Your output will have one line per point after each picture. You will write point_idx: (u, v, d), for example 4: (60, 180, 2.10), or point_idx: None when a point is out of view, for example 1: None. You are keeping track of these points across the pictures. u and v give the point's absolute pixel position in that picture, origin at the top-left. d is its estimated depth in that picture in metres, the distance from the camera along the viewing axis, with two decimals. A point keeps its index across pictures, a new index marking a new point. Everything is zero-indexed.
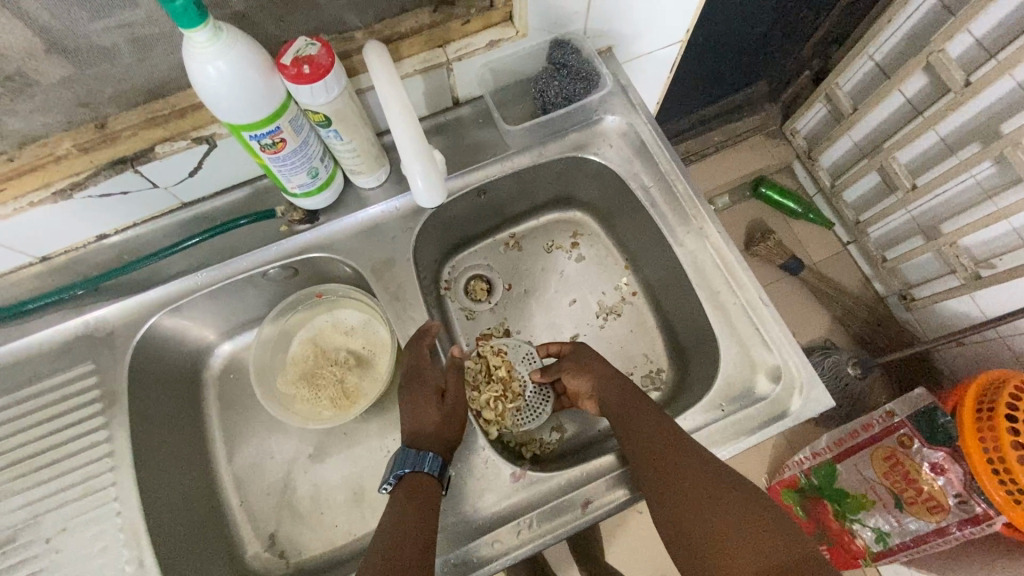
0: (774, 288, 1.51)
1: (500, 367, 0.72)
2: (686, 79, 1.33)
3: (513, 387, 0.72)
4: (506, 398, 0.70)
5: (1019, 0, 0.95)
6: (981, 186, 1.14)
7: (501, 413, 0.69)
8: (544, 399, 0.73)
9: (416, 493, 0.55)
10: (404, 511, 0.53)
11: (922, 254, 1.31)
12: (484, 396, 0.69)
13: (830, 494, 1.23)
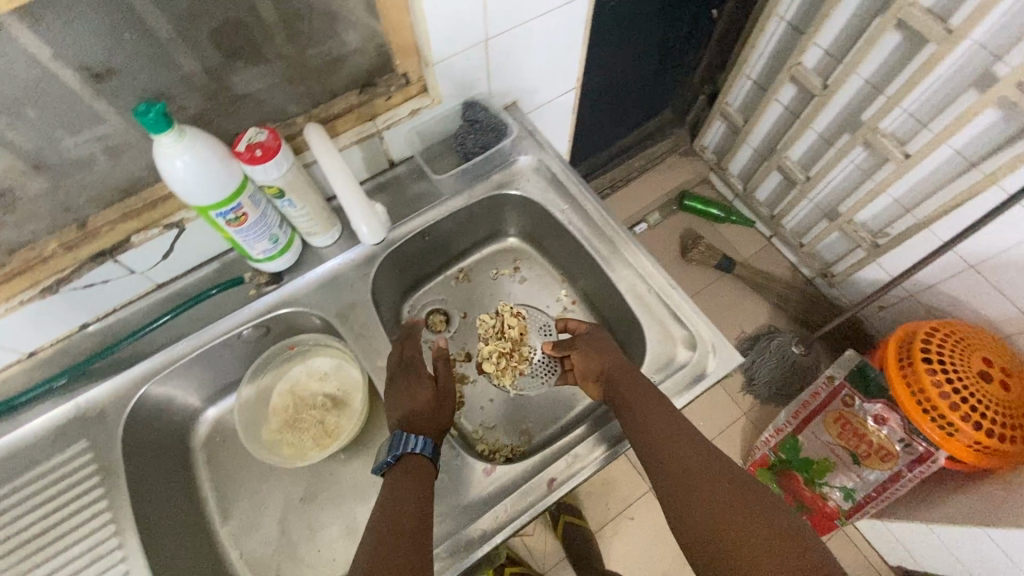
0: (712, 288, 1.67)
1: (511, 328, 0.89)
2: (598, 117, 1.51)
3: (522, 353, 0.89)
4: (512, 359, 0.87)
5: (847, 16, 1.17)
6: (860, 168, 1.33)
7: (503, 369, 0.87)
8: (549, 370, 0.88)
9: (410, 472, 0.63)
10: (401, 489, 0.60)
11: (830, 235, 1.48)
12: (492, 350, 0.87)
13: (798, 464, 1.33)
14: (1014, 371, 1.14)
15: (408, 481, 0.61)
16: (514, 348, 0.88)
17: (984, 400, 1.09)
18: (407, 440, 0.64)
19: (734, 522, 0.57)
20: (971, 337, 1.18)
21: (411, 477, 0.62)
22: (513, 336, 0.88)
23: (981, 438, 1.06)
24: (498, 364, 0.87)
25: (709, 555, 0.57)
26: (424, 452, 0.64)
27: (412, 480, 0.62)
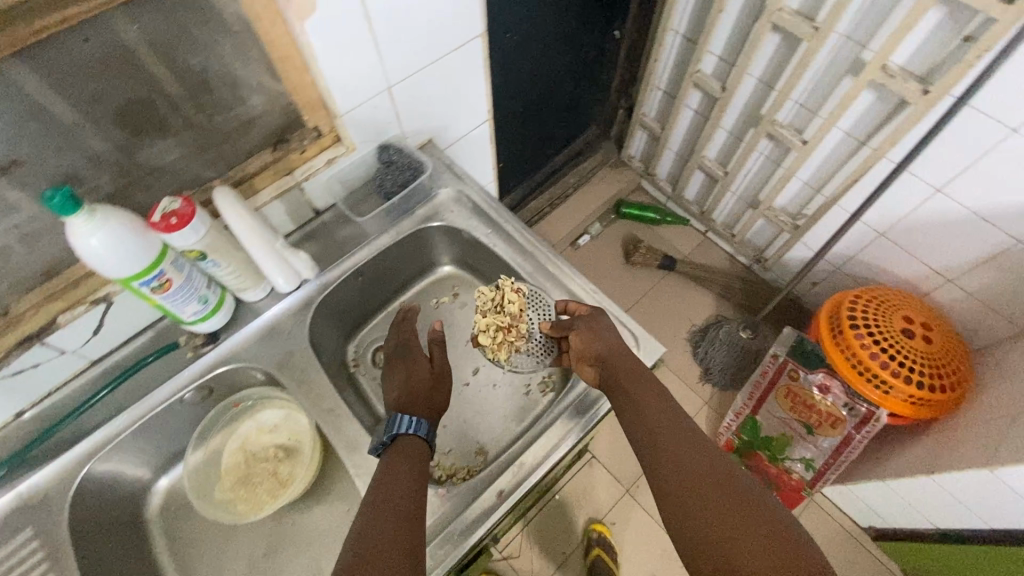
0: (660, 288, 1.76)
1: (510, 305, 0.82)
2: (526, 142, 1.59)
3: (521, 330, 0.84)
4: (510, 336, 0.84)
5: (730, 24, 1.28)
6: (768, 158, 1.43)
7: (499, 345, 0.84)
8: (547, 351, 0.86)
9: (403, 451, 0.68)
10: (396, 468, 0.65)
11: (756, 222, 1.58)
12: (489, 327, 0.83)
13: (760, 444, 1.39)
14: (934, 324, 1.23)
15: (404, 460, 0.66)
16: (512, 327, 0.83)
17: (910, 355, 1.17)
18: (401, 421, 0.70)
19: (723, 517, 0.58)
20: (892, 298, 1.27)
21: (406, 457, 0.67)
22: (512, 314, 0.83)
23: (913, 391, 1.14)
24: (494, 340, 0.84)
25: (693, 545, 0.58)
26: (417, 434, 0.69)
27: (408, 459, 0.67)
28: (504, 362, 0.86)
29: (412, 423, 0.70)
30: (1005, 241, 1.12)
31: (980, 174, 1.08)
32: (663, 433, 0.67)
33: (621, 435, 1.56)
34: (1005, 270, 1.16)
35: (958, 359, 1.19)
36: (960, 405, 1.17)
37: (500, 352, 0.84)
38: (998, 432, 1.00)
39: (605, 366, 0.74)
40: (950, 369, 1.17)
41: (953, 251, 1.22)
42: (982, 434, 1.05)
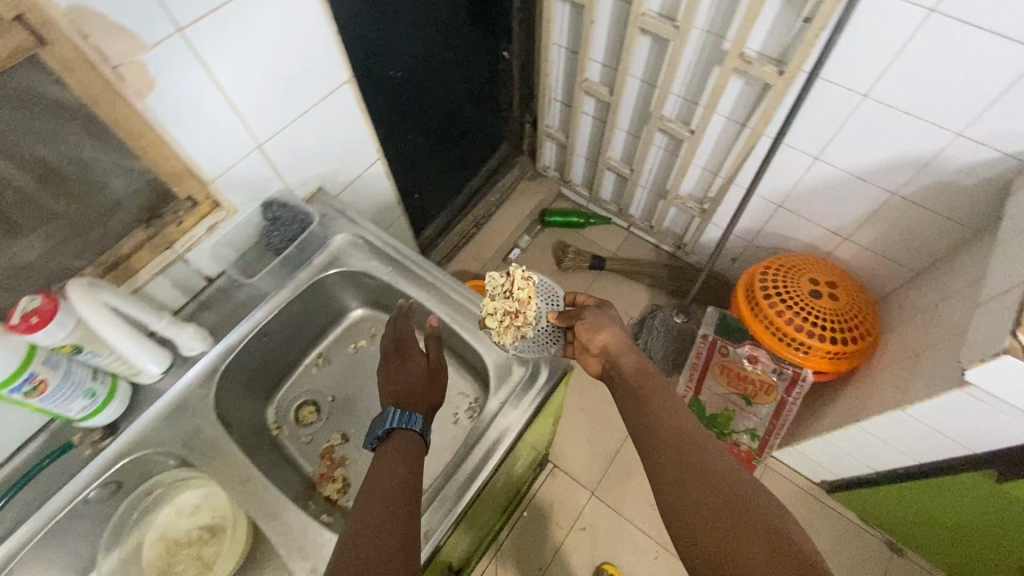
0: (595, 288, 1.81)
1: (521, 289, 0.83)
2: (439, 170, 1.61)
3: (528, 315, 0.89)
4: (518, 319, 0.83)
5: (604, 33, 1.35)
6: (666, 150, 1.50)
7: (507, 326, 0.82)
8: (550, 340, 1.01)
9: (396, 444, 0.70)
10: (390, 458, 0.68)
11: (669, 211, 1.65)
12: (499, 309, 0.81)
13: (708, 422, 1.45)
14: (839, 279, 1.31)
15: (400, 451, 0.69)
16: (522, 308, 0.83)
17: (821, 313, 1.24)
18: (398, 416, 0.72)
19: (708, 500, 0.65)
20: (798, 262, 1.34)
21: (402, 450, 0.69)
22: (522, 298, 0.86)
23: (831, 346, 1.21)
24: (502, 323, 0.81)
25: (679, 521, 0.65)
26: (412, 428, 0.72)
27: (403, 451, 0.69)
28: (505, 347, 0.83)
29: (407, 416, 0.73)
30: (880, 195, 1.22)
31: (844, 139, 1.17)
32: (664, 430, 0.76)
33: (579, 439, 1.58)
34: (887, 222, 1.25)
35: (865, 308, 1.27)
36: (874, 350, 1.25)
37: (507, 334, 0.80)
38: (904, 373, 1.07)
39: (610, 354, 0.93)
40: (859, 318, 1.25)
41: (841, 211, 1.31)
42: (892, 376, 1.12)
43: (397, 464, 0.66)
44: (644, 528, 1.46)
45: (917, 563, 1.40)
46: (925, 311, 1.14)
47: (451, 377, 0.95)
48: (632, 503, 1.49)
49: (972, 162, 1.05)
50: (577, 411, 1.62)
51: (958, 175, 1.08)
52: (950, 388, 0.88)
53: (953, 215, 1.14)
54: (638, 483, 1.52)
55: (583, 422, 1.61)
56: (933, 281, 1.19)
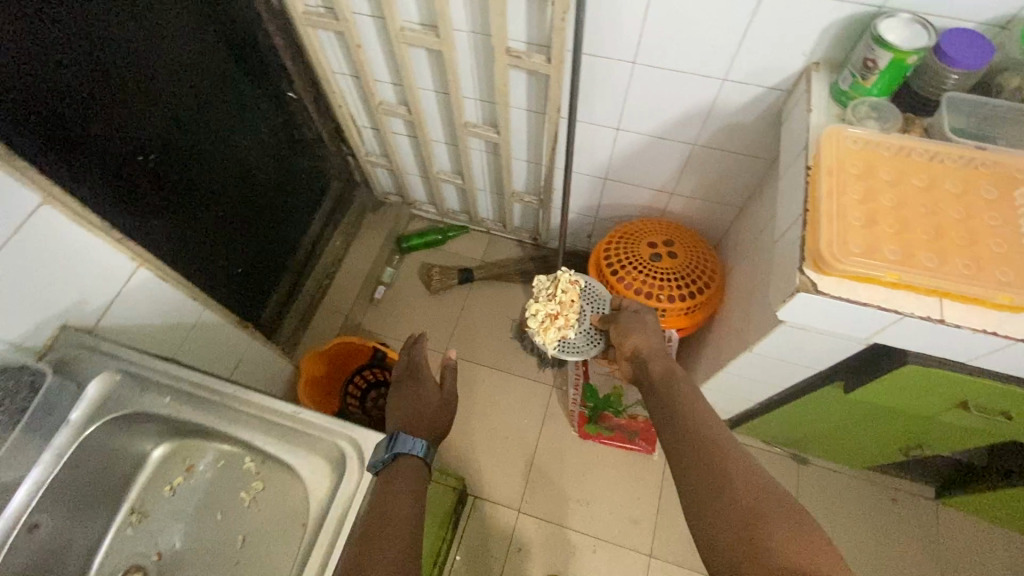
0: (470, 301, 1.77)
1: (565, 290, 1.29)
2: (262, 235, 1.47)
3: (568, 318, 1.29)
4: (557, 322, 1.29)
5: (379, 53, 1.27)
6: (486, 151, 1.47)
7: (547, 328, 1.29)
8: (590, 343, 1.30)
9: (402, 468, 0.76)
10: (398, 486, 0.74)
11: (515, 207, 1.64)
12: (542, 311, 1.29)
13: (603, 405, 1.45)
14: (675, 236, 1.36)
15: (406, 475, 0.75)
16: (567, 308, 1.29)
17: (664, 276, 1.28)
18: (409, 442, 0.76)
19: (748, 486, 0.71)
20: (636, 230, 1.38)
21: (402, 477, 0.75)
22: (566, 306, 1.30)
23: (681, 305, 1.26)
24: (544, 323, 1.29)
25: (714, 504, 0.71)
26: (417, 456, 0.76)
27: (406, 479, 0.75)
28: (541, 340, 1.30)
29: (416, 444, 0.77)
30: (683, 149, 1.25)
31: (633, 106, 1.17)
32: (698, 425, 0.82)
33: (494, 459, 1.54)
34: (699, 170, 1.29)
35: (702, 257, 1.33)
36: (721, 294, 1.31)
37: (546, 332, 1.28)
38: (745, 314, 1.11)
39: (641, 355, 1.05)
40: (700, 269, 1.30)
41: (658, 171, 1.34)
42: (738, 317, 1.16)
43: (401, 493, 0.73)
44: (576, 525, 1.45)
45: (821, 466, 1.50)
46: (750, 249, 1.19)
47: (277, 497, 0.86)
48: (560, 504, 1.48)
49: (743, 103, 1.09)
50: (485, 431, 1.57)
51: (737, 117, 1.12)
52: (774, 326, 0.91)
53: (748, 152, 1.19)
54: (561, 482, 1.50)
55: (494, 440, 1.56)
56: (751, 218, 1.25)
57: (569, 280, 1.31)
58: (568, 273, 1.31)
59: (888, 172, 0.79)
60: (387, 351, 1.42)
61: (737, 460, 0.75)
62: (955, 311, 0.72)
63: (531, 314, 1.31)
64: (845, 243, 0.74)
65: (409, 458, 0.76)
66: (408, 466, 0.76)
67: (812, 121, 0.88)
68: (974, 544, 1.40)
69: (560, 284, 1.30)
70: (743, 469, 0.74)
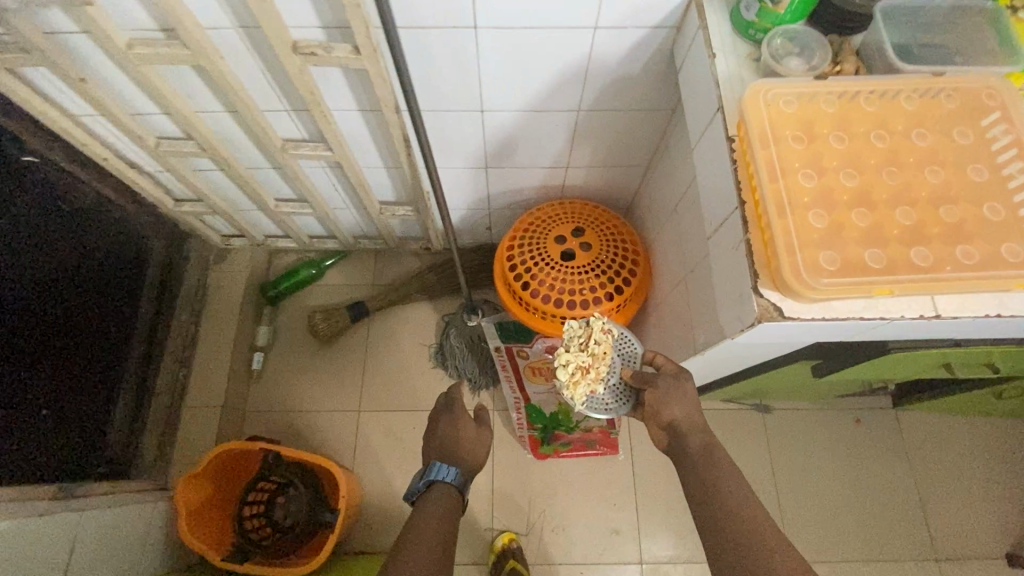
0: (373, 338, 1.48)
1: (599, 338, 0.98)
2: (68, 354, 1.09)
3: (599, 371, 0.99)
4: (589, 376, 0.98)
5: (125, 78, 0.89)
6: (328, 170, 1.15)
7: (576, 382, 0.97)
8: (619, 399, 1.01)
9: (437, 491, 0.93)
10: (435, 506, 0.90)
11: (390, 221, 1.34)
12: (573, 363, 0.97)
13: (552, 425, 1.27)
14: (584, 221, 1.13)
15: (439, 496, 0.92)
16: (601, 362, 0.98)
17: (583, 275, 1.06)
18: (446, 470, 0.96)
19: (755, 544, 0.74)
20: (538, 223, 1.15)
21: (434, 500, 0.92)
22: (600, 359, 0.98)
23: (609, 306, 1.05)
24: (574, 375, 0.97)
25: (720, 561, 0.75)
26: (449, 480, 0.95)
27: (439, 500, 0.93)
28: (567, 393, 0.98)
29: (450, 471, 0.96)
30: (567, 116, 0.99)
31: (489, 80, 0.89)
32: (721, 484, 0.82)
33: None
34: (591, 137, 1.05)
35: (619, 238, 1.12)
36: (650, 275, 1.12)
37: (574, 386, 0.96)
38: (685, 307, 0.93)
39: (676, 429, 0.91)
40: (620, 254, 1.10)
41: (543, 146, 1.08)
42: (677, 307, 0.98)
43: (439, 508, 0.90)
44: (559, 556, 1.30)
45: (786, 409, 1.42)
46: (671, 222, 0.99)
47: None
48: (534, 539, 1.31)
49: (624, 51, 0.84)
50: None
51: (623, 69, 0.87)
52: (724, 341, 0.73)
53: (642, 106, 0.96)
54: (530, 515, 1.33)
55: None
56: (663, 181, 1.04)
57: (604, 328, 1.00)
58: (601, 320, 0.99)
59: (834, 128, 0.58)
60: (279, 449, 1.13)
61: (754, 525, 0.76)
62: (948, 301, 0.56)
63: (559, 363, 0.98)
64: (807, 251, 0.53)
65: (444, 484, 0.95)
66: (444, 494, 0.93)
67: (719, 69, 0.66)
68: (939, 440, 1.40)
69: (592, 332, 0.98)
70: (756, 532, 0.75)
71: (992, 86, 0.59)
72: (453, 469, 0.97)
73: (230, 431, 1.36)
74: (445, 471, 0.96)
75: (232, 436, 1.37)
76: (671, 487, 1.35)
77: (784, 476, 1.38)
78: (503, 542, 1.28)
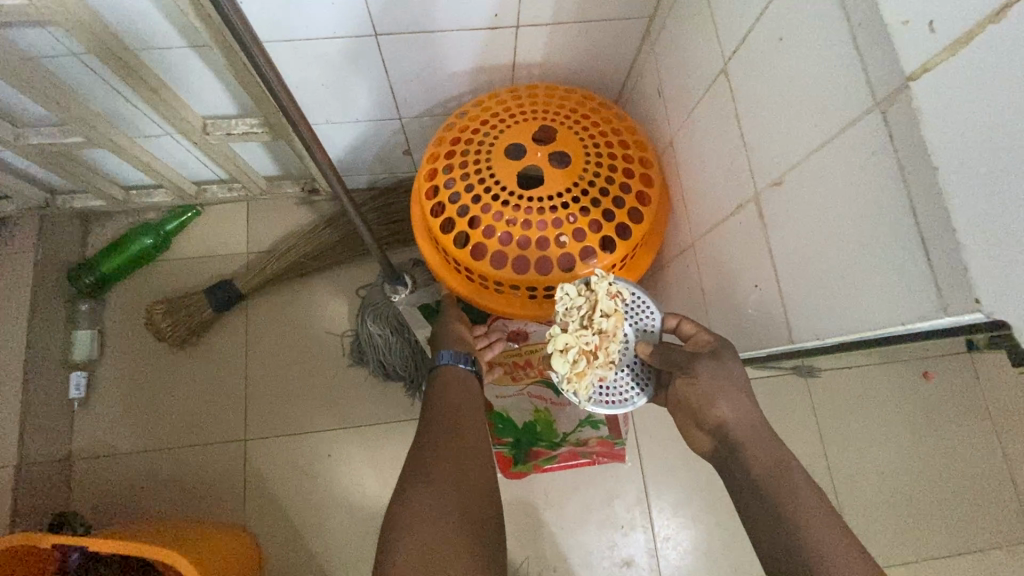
0: (255, 330, 1.01)
1: (605, 307, 0.55)
2: None
3: (612, 354, 0.56)
4: (597, 363, 0.55)
5: None
6: (81, 56, 0.64)
7: (580, 376, 0.55)
8: (640, 385, 0.57)
9: (450, 382, 0.63)
10: (456, 400, 0.61)
11: (240, 149, 0.84)
12: (574, 348, 0.54)
13: (528, 438, 0.83)
14: (553, 119, 0.67)
15: (444, 394, 0.62)
16: (616, 339, 0.55)
17: (560, 212, 0.61)
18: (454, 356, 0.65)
19: None
20: (478, 129, 0.67)
21: (450, 390, 0.63)
22: (614, 333, 0.55)
23: (610, 261, 0.61)
24: (578, 364, 0.54)
25: None
26: (456, 366, 0.64)
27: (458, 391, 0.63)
28: (572, 395, 0.56)
29: (452, 356, 0.65)
30: None
31: None
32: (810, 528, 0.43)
33: None
34: None
35: (614, 141, 0.66)
36: (666, 196, 0.68)
37: (580, 378, 0.55)
38: (757, 249, 0.49)
39: (731, 442, 0.49)
40: (619, 169, 0.64)
41: None
42: (729, 248, 0.55)
43: (459, 404, 0.61)
44: None
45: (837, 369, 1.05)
46: (715, 97, 0.54)
47: None
48: None
49: None
50: (358, 535, 0.93)
51: None
52: (935, 317, 0.32)
53: None
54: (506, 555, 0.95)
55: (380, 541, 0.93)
56: (693, 25, 0.58)
57: (610, 290, 0.56)
58: (606, 277, 0.56)
59: None
60: (81, 543, 0.69)
61: None
62: None
63: (551, 348, 0.56)
64: None
65: (451, 373, 0.64)
66: (462, 380, 0.64)
67: None
68: None
69: (596, 298, 0.55)
70: None
71: None
72: (454, 351, 0.66)
73: (42, 493, 0.89)
74: (442, 358, 0.65)
75: (47, 500, 0.90)
76: (696, 493, 0.98)
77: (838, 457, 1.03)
78: None
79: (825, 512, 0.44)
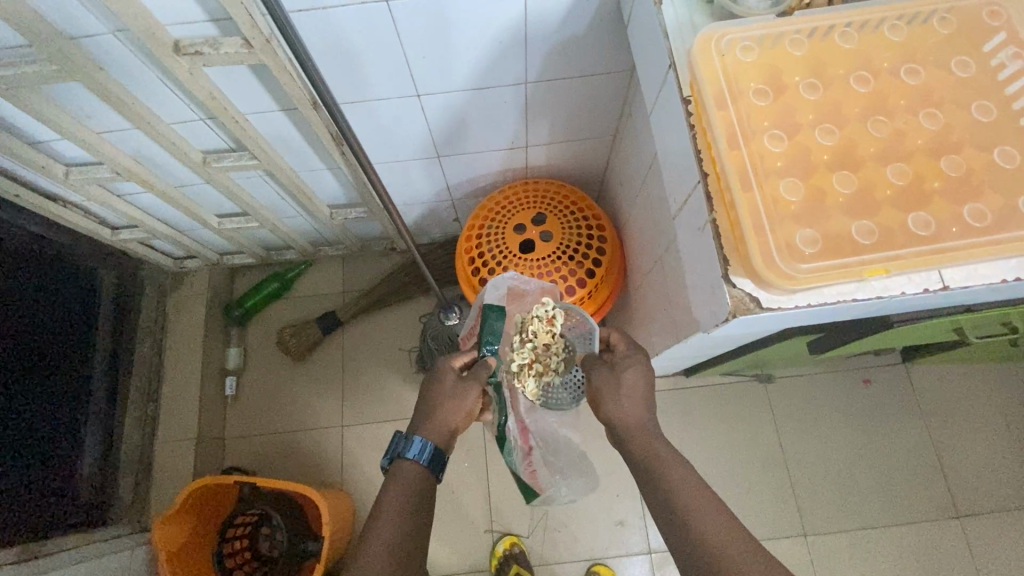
0: (348, 345, 1.41)
1: (540, 330, 0.87)
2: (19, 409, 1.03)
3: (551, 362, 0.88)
4: (537, 370, 0.88)
5: (18, 112, 0.80)
6: (266, 178, 1.05)
7: (526, 380, 0.87)
8: (574, 387, 0.91)
9: (409, 472, 0.69)
10: (411, 492, 0.67)
11: (348, 225, 1.26)
12: (517, 360, 0.87)
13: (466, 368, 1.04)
14: (546, 204, 1.04)
15: (403, 484, 0.67)
16: (548, 352, 0.87)
17: (548, 263, 0.98)
18: (428, 454, 0.70)
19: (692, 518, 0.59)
20: (497, 212, 1.05)
21: (407, 481, 0.68)
22: (544, 350, 0.88)
23: (583, 292, 0.98)
24: (522, 371, 0.87)
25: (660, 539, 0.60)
26: (419, 460, 0.69)
27: (412, 484, 0.68)
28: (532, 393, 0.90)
29: (419, 447, 0.70)
30: (516, 90, 0.89)
31: (418, 55, 0.79)
32: (669, 466, 0.64)
33: (443, 519, 1.27)
34: (547, 109, 0.95)
35: (582, 216, 1.03)
36: (620, 250, 1.05)
37: (524, 383, 0.87)
38: (663, 291, 0.82)
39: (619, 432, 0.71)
40: (587, 233, 1.02)
41: (495, 128, 0.98)
42: (654, 288, 0.88)
43: (412, 495, 0.66)
44: (562, 553, 1.24)
45: (786, 376, 1.35)
46: (642, 197, 0.89)
47: None
48: (536, 539, 1.25)
49: (564, 13, 0.74)
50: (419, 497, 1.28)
51: (567, 28, 0.77)
52: (696, 334, 0.66)
53: (599, 68, 0.86)
54: (525, 517, 1.27)
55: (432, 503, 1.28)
56: (631, 150, 0.93)
57: (547, 316, 0.88)
58: (547, 305, 0.88)
59: (801, 79, 0.48)
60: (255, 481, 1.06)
61: (702, 507, 0.59)
62: (958, 269, 0.45)
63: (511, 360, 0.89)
64: (779, 233, 0.43)
65: (412, 465, 0.69)
66: (417, 479, 0.68)
67: (667, 18, 0.54)
68: (949, 394, 1.34)
69: (535, 323, 0.88)
70: (700, 506, 0.59)
71: (996, 3, 0.49)
72: (430, 449, 0.70)
73: (209, 459, 1.30)
74: (411, 446, 0.70)
75: (212, 466, 1.30)
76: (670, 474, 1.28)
77: (792, 447, 1.31)
78: (504, 547, 1.22)
79: (686, 467, 0.65)
